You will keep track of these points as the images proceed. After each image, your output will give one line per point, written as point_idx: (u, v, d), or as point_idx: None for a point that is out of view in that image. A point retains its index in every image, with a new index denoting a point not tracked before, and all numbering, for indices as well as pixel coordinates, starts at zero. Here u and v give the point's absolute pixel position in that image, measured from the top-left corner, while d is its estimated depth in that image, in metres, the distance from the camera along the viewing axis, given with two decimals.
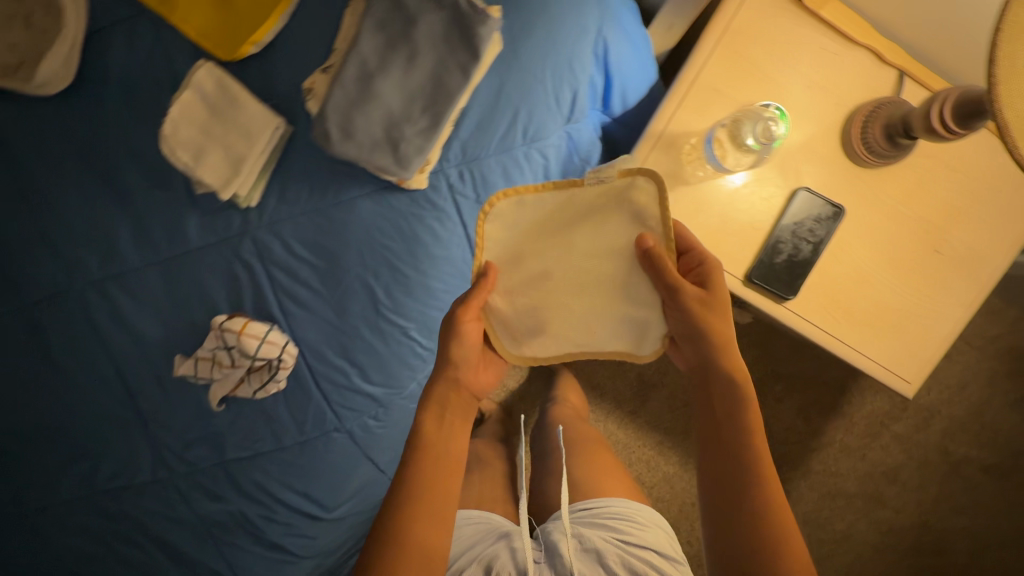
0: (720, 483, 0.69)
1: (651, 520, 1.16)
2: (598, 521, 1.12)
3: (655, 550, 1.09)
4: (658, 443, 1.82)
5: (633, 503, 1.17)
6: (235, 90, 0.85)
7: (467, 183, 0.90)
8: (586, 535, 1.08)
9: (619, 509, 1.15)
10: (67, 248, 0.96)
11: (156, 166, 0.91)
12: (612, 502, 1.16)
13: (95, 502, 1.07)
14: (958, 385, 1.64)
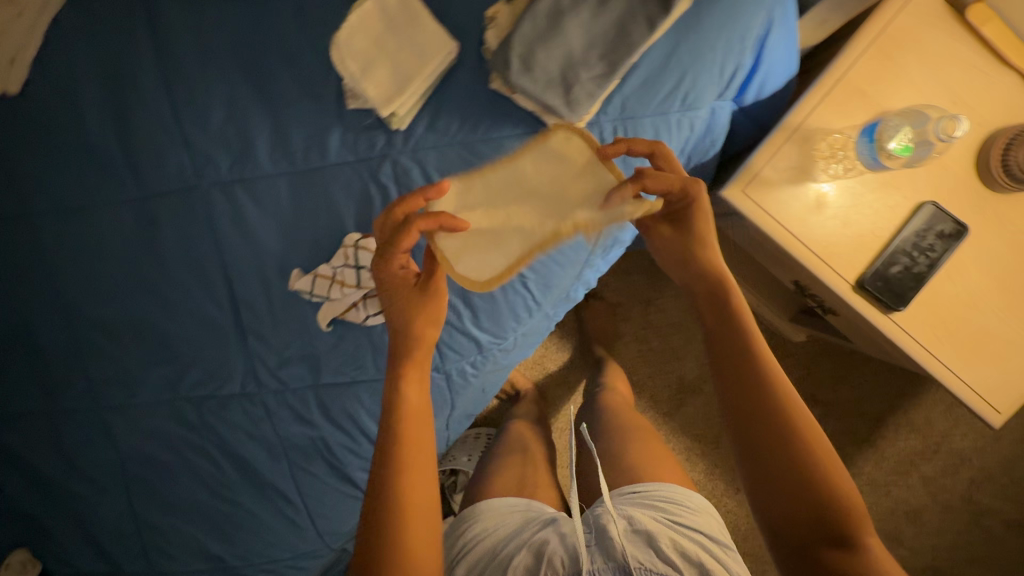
0: (746, 429, 0.69)
1: (706, 509, 0.95)
2: (647, 505, 0.92)
3: (714, 542, 0.88)
4: (687, 449, 1.71)
5: (686, 491, 0.97)
6: (416, 8, 0.83)
7: (618, 140, 0.89)
8: (636, 517, 0.89)
9: (671, 493, 0.95)
10: (200, 143, 0.93)
11: (311, 74, 0.90)
12: (665, 487, 0.96)
13: (177, 406, 1.05)
14: (991, 436, 1.63)
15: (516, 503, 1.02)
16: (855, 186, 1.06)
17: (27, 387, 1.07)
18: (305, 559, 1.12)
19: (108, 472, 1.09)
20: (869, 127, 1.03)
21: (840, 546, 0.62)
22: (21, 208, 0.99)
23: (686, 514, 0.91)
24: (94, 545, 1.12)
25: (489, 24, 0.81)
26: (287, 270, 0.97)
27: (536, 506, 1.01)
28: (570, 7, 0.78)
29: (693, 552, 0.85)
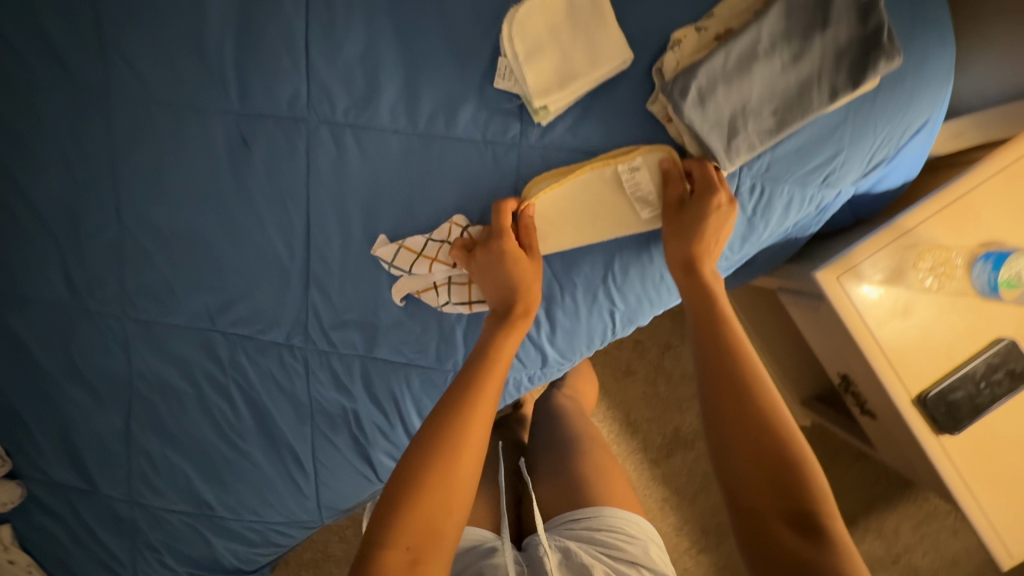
0: (711, 408, 0.67)
1: (646, 536, 0.83)
2: (587, 539, 0.80)
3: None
4: (665, 500, 1.50)
5: (624, 512, 0.85)
6: (604, 7, 0.78)
7: (752, 198, 0.86)
8: (573, 553, 0.77)
9: (613, 521, 0.82)
10: (322, 74, 0.86)
11: (463, 38, 0.84)
12: (603, 511, 0.83)
13: (209, 337, 0.97)
14: (951, 561, 1.55)
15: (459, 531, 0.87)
16: (944, 303, 1.05)
17: (54, 274, 0.97)
18: (293, 525, 1.06)
19: (112, 386, 1.00)
20: (1000, 256, 0.99)
21: (807, 533, 0.56)
22: (108, 84, 0.90)
23: (623, 547, 0.79)
24: (75, 457, 1.03)
25: (673, 46, 0.77)
26: (373, 232, 0.91)
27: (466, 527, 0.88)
28: (763, 55, 0.74)
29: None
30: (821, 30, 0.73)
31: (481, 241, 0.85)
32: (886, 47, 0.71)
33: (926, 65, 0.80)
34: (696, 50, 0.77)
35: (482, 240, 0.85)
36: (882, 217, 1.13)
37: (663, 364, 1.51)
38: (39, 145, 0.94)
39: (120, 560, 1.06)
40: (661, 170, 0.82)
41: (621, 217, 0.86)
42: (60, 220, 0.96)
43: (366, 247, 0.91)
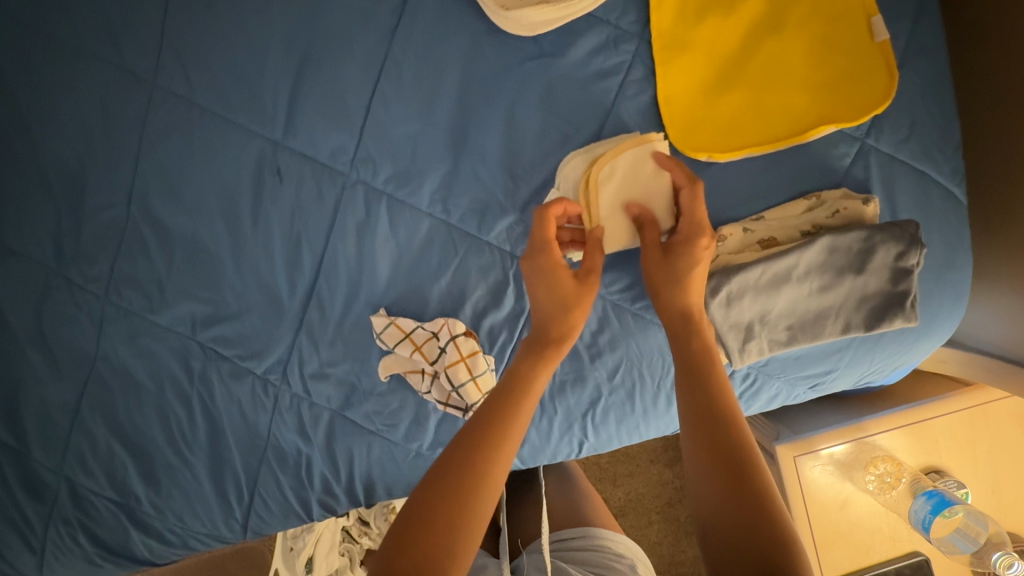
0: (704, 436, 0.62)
1: (633, 554, 0.96)
2: (578, 559, 0.95)
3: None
4: None
5: (611, 534, 0.99)
6: (651, 186, 0.79)
7: (743, 383, 0.89)
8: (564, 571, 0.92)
9: (600, 542, 0.97)
10: (374, 139, 0.84)
11: (524, 153, 0.83)
12: (587, 531, 0.98)
13: (186, 345, 0.96)
14: None
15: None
16: (877, 506, 1.11)
17: (44, 234, 0.93)
18: (214, 540, 1.05)
19: (75, 361, 0.98)
20: (941, 500, 1.03)
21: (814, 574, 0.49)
22: (156, 73, 0.86)
23: (611, 564, 0.93)
24: (15, 415, 1.00)
25: (717, 238, 0.78)
26: (379, 302, 0.90)
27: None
28: (796, 278, 0.76)
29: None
30: (854, 273, 0.76)
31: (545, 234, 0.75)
32: (906, 310, 0.76)
33: (937, 320, 0.84)
34: (737, 248, 0.79)
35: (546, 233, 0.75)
36: (851, 405, 1.19)
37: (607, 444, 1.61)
38: (63, 106, 0.88)
39: (32, 524, 1.05)
40: (628, 213, 0.80)
41: (619, 366, 0.88)
42: (62, 184, 0.91)
43: (367, 313, 0.91)
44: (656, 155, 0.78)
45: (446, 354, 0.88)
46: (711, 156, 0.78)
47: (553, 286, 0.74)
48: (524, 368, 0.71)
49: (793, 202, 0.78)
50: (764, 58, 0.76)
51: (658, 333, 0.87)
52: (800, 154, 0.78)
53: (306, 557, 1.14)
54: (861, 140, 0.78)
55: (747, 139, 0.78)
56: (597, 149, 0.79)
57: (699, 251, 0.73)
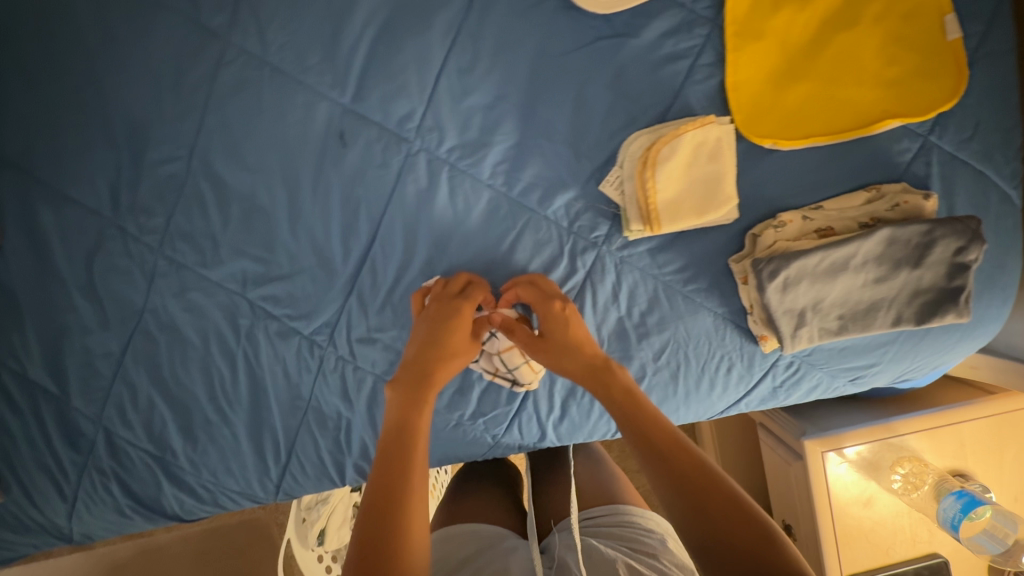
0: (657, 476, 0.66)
1: (662, 531, 0.88)
2: (607, 535, 0.85)
3: (678, 567, 0.79)
4: None
5: (637, 511, 0.90)
6: (711, 168, 0.80)
7: (785, 372, 0.91)
8: (593, 547, 0.80)
9: (630, 521, 0.87)
10: (443, 108, 0.86)
11: (589, 130, 0.85)
12: (617, 510, 0.89)
13: (236, 302, 0.96)
14: None
15: (475, 530, 0.86)
16: (901, 507, 1.13)
17: (104, 183, 0.94)
18: (245, 498, 1.06)
19: (122, 312, 0.98)
20: (971, 499, 1.04)
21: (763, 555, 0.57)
22: (231, 29, 0.87)
23: (642, 539, 0.83)
24: (58, 363, 1.00)
25: (777, 224, 0.80)
26: (432, 270, 0.91)
27: (480, 523, 0.88)
28: (854, 267, 0.78)
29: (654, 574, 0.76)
30: (911, 267, 0.77)
31: (445, 292, 0.85)
32: (959, 305, 0.77)
33: (983, 321, 0.86)
34: (795, 235, 0.80)
35: (446, 292, 0.85)
36: (877, 407, 1.20)
37: None
38: (134, 55, 0.89)
39: (66, 472, 1.05)
40: (688, 194, 0.81)
41: (665, 347, 0.89)
42: (127, 134, 0.92)
43: (419, 280, 0.92)
44: (721, 136, 0.80)
45: (499, 340, 0.87)
46: (776, 143, 0.79)
47: (428, 329, 0.80)
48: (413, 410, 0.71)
49: (853, 193, 0.80)
50: (835, 50, 0.78)
51: (707, 317, 0.88)
52: (863, 147, 0.80)
53: (318, 528, 1.27)
54: (924, 136, 0.79)
55: (811, 128, 0.79)
56: (660, 128, 0.81)
57: (556, 312, 0.82)
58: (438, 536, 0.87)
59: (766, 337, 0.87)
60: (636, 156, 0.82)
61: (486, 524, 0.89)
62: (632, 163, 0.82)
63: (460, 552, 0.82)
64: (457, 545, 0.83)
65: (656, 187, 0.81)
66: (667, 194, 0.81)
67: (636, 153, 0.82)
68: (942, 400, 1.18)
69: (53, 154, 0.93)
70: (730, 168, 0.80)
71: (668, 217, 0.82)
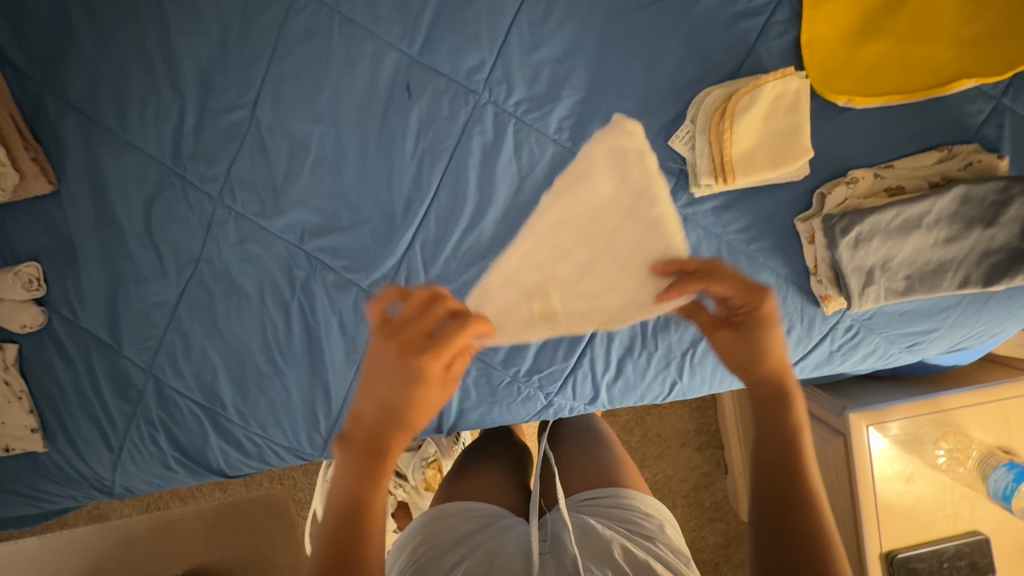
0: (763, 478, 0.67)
1: (662, 516, 0.83)
2: (603, 514, 0.82)
3: (673, 553, 0.76)
4: None
5: (638, 494, 0.85)
6: (788, 121, 0.80)
7: (844, 335, 0.90)
8: (589, 526, 0.78)
9: (631, 502, 0.83)
10: (512, 61, 0.86)
11: (660, 85, 0.85)
12: (620, 490, 0.85)
13: (293, 254, 0.96)
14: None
15: (472, 507, 0.84)
16: (944, 481, 1.13)
17: (165, 130, 0.94)
18: (291, 454, 1.07)
19: (178, 261, 0.98)
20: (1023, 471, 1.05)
21: None
22: None
23: (641, 522, 0.80)
24: (112, 311, 1.00)
25: (849, 181, 0.81)
26: (492, 225, 0.91)
27: (476, 500, 0.87)
28: (925, 225, 0.79)
29: (651, 558, 0.73)
30: (983, 226, 0.78)
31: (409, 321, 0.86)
32: None
33: None
34: (866, 193, 0.81)
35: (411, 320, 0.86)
36: (920, 385, 1.20)
37: (645, 418, 1.63)
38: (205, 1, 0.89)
39: (114, 423, 1.05)
40: (763, 147, 0.81)
41: None
42: (191, 81, 0.92)
43: (479, 236, 0.92)
44: (799, 90, 0.80)
45: None
46: (850, 100, 0.80)
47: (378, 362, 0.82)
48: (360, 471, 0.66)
49: (925, 153, 0.80)
50: (913, 8, 0.78)
51: (769, 276, 0.87)
52: (936, 107, 0.80)
53: None
54: (998, 98, 0.79)
55: (886, 86, 0.79)
56: (738, 81, 0.81)
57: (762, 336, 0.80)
58: (431, 513, 0.84)
59: (829, 299, 0.85)
60: (713, 107, 0.82)
61: (484, 501, 0.87)
62: (709, 114, 0.82)
63: (458, 526, 0.81)
64: (454, 520, 0.82)
65: (731, 138, 0.81)
66: (742, 147, 0.81)
67: (713, 104, 0.82)
68: (985, 379, 1.18)
69: (117, 98, 0.93)
70: (806, 122, 0.80)
71: (741, 170, 0.82)
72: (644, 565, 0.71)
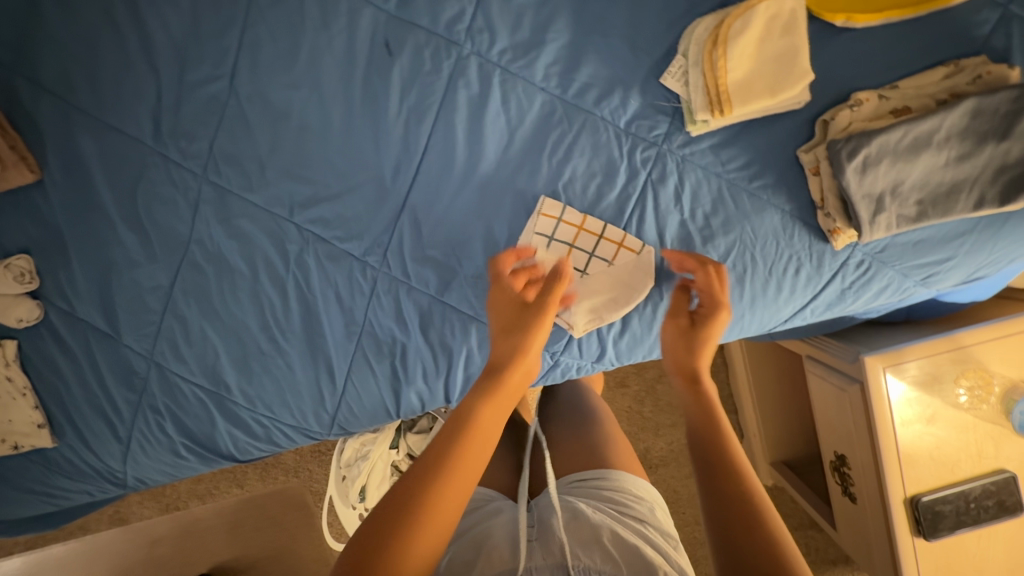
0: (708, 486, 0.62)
1: (653, 501, 0.82)
2: (592, 495, 0.81)
3: (664, 537, 0.74)
4: None
5: (627, 477, 0.84)
6: (783, 45, 0.77)
7: (855, 272, 0.87)
8: (578, 509, 0.76)
9: (619, 484, 0.82)
10: (492, 7, 0.83)
11: (647, 21, 0.81)
12: (612, 473, 0.84)
13: (283, 227, 0.94)
14: None
15: None
16: (965, 421, 1.10)
17: (144, 110, 0.92)
18: (299, 434, 1.05)
19: (168, 244, 0.97)
20: None
21: None
22: None
23: (631, 506, 0.78)
24: (107, 300, 0.99)
25: (853, 104, 0.77)
26: (482, 183, 0.89)
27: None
28: (936, 144, 0.75)
29: (641, 543, 0.71)
30: (998, 140, 0.74)
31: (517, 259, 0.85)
32: None
33: None
34: (871, 116, 0.77)
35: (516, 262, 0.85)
36: (935, 325, 1.17)
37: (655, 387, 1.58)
38: None
39: (119, 413, 1.04)
40: (759, 74, 0.78)
41: (731, 249, 0.86)
42: (165, 56, 0.90)
43: (472, 196, 0.89)
44: (794, 10, 0.76)
45: None
46: (848, 19, 0.76)
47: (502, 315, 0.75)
48: (482, 395, 0.65)
49: (930, 70, 0.77)
50: None
51: (774, 215, 0.85)
52: (938, 21, 0.76)
53: (360, 484, 1.29)
54: (1005, 5, 0.75)
55: (883, 3, 0.76)
56: (730, 7, 0.78)
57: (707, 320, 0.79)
58: None
59: (838, 232, 0.82)
60: (705, 36, 0.78)
61: (475, 485, 0.87)
62: (701, 42, 0.78)
63: None
64: None
65: (724, 66, 0.77)
66: (737, 75, 0.78)
67: (706, 33, 0.78)
68: (1002, 314, 1.15)
69: (90, 79, 0.91)
70: (804, 44, 0.77)
71: (737, 99, 0.78)
72: (633, 551, 0.69)
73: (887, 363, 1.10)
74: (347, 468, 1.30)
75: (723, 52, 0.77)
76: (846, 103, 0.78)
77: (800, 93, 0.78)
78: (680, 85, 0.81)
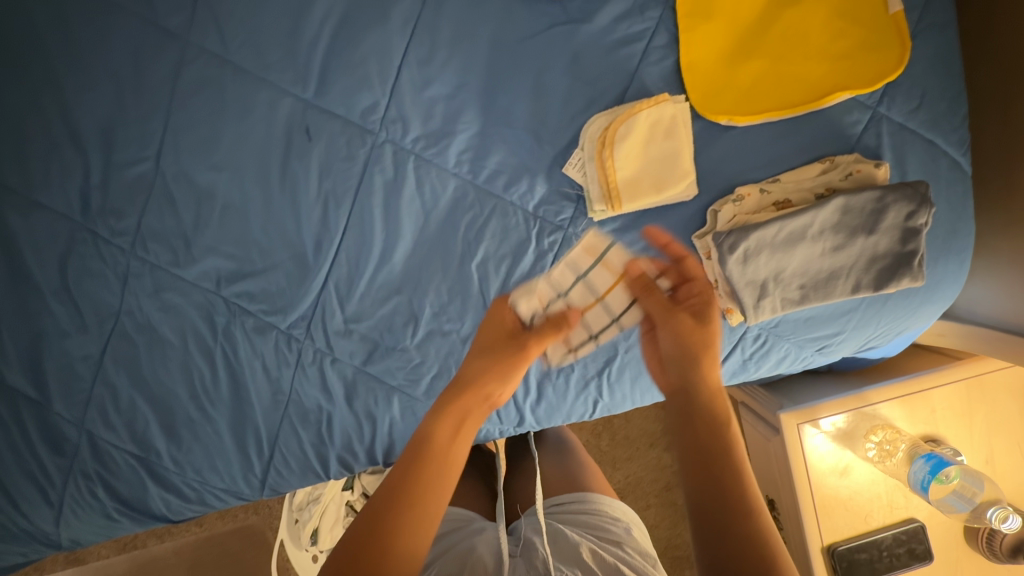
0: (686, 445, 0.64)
1: (629, 519, 0.88)
2: (572, 521, 0.87)
3: (641, 555, 0.80)
4: None
5: (606, 500, 0.91)
6: (666, 146, 0.84)
7: (753, 344, 0.92)
8: (559, 532, 0.83)
9: (596, 507, 0.89)
10: (405, 99, 0.87)
11: (550, 115, 0.87)
12: (588, 496, 0.91)
13: (211, 301, 0.97)
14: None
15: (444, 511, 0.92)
16: (878, 474, 1.14)
17: (72, 188, 0.94)
18: (231, 496, 1.07)
19: (98, 315, 0.98)
20: (939, 461, 1.07)
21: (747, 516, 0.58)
22: (190, 29, 0.88)
23: (608, 527, 0.84)
24: (36, 369, 1.00)
25: (735, 199, 0.84)
26: (401, 259, 0.93)
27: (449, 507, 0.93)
28: (810, 237, 0.81)
29: (617, 561, 0.76)
30: (867, 233, 0.80)
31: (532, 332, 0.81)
32: (913, 269, 0.80)
33: (937, 284, 0.89)
34: (754, 209, 0.84)
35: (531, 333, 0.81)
36: (852, 379, 1.23)
37: (610, 422, 1.61)
38: (97, 57, 0.90)
39: (49, 479, 1.04)
40: (647, 172, 0.85)
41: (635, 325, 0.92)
42: (93, 139, 0.93)
43: (391, 272, 0.93)
44: (674, 115, 0.84)
45: None
46: (731, 120, 0.83)
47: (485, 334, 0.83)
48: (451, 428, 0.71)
49: (806, 165, 0.83)
50: (781, 27, 0.82)
51: None
52: (814, 121, 0.83)
53: (311, 528, 1.30)
54: (874, 107, 0.83)
55: (763, 104, 0.83)
56: (614, 112, 0.85)
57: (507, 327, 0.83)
58: None
59: (731, 311, 0.86)
60: (597, 136, 0.85)
61: (456, 508, 0.93)
62: (592, 142, 0.85)
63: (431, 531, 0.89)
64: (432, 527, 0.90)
65: (614, 166, 0.84)
66: (626, 173, 0.85)
67: (597, 134, 0.85)
68: (910, 369, 1.21)
69: (18, 158, 0.93)
70: (684, 146, 0.84)
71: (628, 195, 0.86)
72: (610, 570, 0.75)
73: (799, 419, 1.15)
74: (299, 511, 1.31)
75: (612, 153, 0.84)
76: (729, 197, 0.84)
77: (687, 187, 0.84)
78: (580, 177, 0.87)
